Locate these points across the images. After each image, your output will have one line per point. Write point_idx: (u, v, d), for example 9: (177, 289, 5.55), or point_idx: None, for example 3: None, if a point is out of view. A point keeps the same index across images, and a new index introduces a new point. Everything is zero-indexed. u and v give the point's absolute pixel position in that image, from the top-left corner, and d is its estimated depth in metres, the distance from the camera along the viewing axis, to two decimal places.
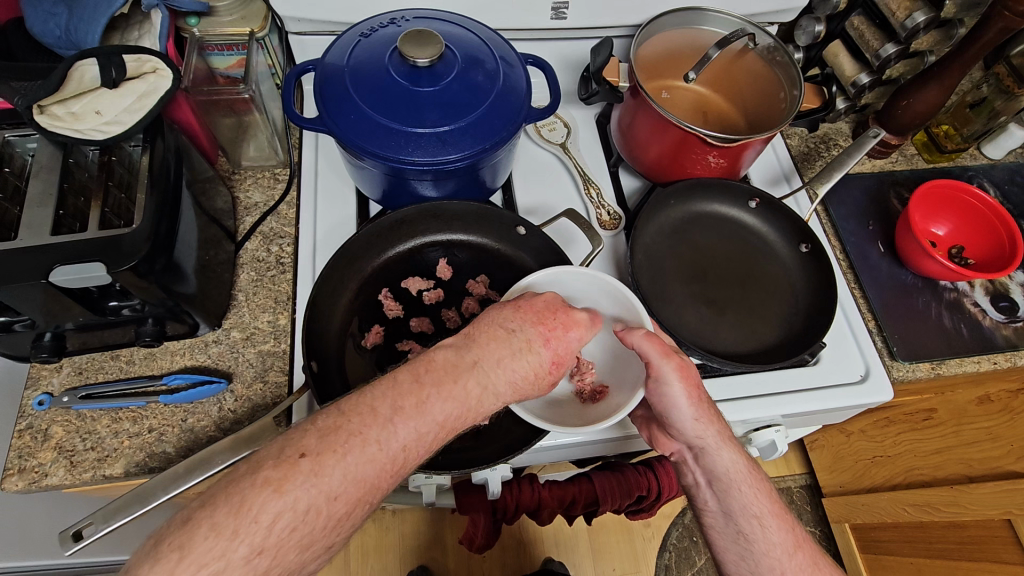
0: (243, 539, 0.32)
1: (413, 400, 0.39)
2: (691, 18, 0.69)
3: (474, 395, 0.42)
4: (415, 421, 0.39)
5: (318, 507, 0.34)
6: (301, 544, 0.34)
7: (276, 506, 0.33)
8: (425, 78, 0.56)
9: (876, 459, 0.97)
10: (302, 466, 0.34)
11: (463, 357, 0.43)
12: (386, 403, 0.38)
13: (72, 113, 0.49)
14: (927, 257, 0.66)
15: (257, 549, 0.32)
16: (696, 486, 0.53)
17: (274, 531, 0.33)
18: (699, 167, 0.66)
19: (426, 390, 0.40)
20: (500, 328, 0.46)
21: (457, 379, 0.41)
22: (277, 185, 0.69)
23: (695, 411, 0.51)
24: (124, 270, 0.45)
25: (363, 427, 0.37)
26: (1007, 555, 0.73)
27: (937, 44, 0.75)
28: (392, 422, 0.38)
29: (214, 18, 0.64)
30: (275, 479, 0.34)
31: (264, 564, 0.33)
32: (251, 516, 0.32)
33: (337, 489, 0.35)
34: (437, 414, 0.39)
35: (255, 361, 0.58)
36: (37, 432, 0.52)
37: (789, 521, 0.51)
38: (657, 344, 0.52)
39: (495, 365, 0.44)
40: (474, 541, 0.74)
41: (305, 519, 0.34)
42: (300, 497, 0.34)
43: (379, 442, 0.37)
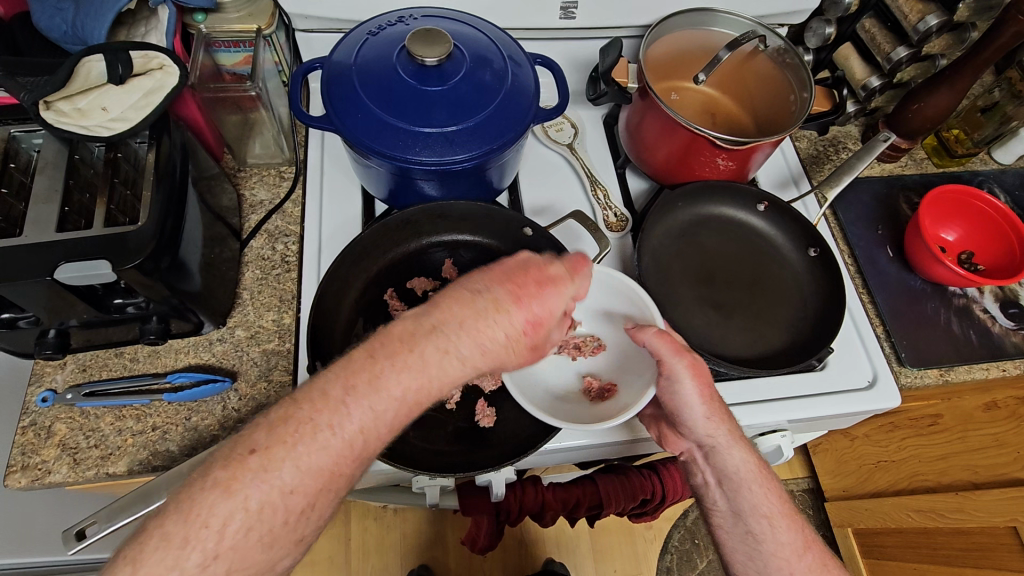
0: (195, 546, 0.32)
1: (365, 376, 0.38)
2: (700, 19, 0.68)
3: (432, 361, 0.39)
4: (381, 412, 0.38)
5: (272, 504, 0.34)
6: (264, 542, 0.34)
7: (226, 507, 0.33)
8: (433, 77, 0.55)
9: (881, 463, 0.97)
10: (251, 464, 0.34)
11: (422, 322, 0.40)
12: (337, 386, 0.37)
13: (78, 109, 0.49)
14: (936, 262, 0.65)
15: (212, 554, 0.33)
16: (705, 485, 0.53)
17: (227, 535, 0.33)
18: (708, 169, 0.65)
19: (379, 362, 0.38)
20: (465, 289, 0.42)
21: (428, 366, 0.39)
22: (282, 183, 0.68)
23: (706, 409, 0.51)
24: (130, 267, 0.45)
25: (314, 414, 0.36)
26: (1011, 562, 0.72)
27: (949, 48, 0.73)
28: (345, 403, 0.37)
29: (220, 15, 0.63)
30: (222, 479, 0.34)
31: (223, 567, 0.33)
32: (200, 521, 0.33)
33: (290, 483, 0.35)
34: (392, 389, 0.38)
35: (260, 360, 0.58)
36: (41, 429, 0.52)
37: (800, 522, 0.50)
38: (670, 342, 0.51)
39: (459, 329, 0.40)
40: (476, 542, 0.73)
41: (258, 517, 0.34)
42: (250, 496, 0.34)
43: (331, 426, 0.36)
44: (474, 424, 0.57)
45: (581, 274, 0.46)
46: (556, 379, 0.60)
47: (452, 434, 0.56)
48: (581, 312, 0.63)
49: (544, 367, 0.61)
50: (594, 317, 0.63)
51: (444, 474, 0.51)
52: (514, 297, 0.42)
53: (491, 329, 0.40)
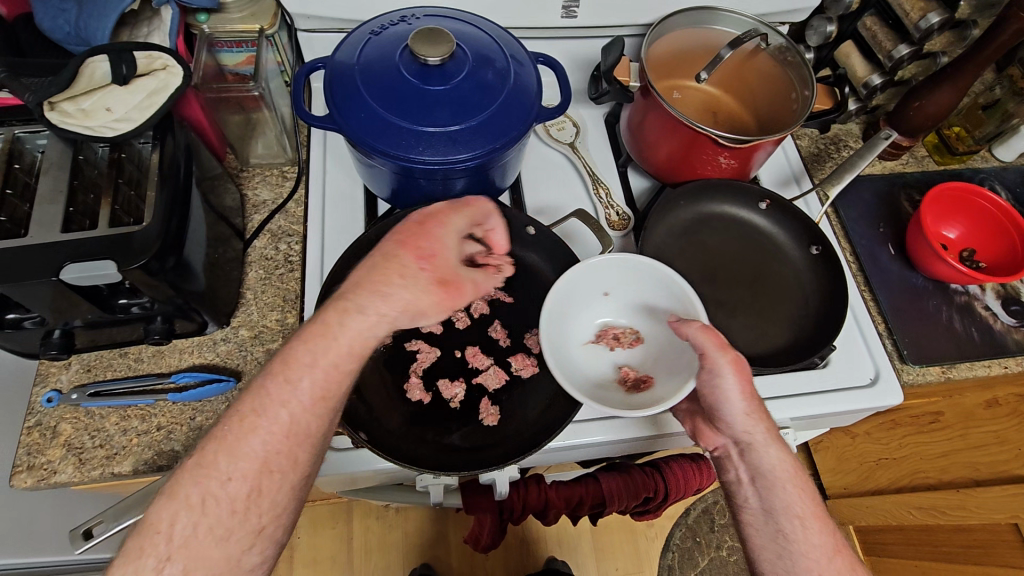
0: (150, 551, 0.36)
1: (281, 361, 0.42)
2: (702, 17, 0.68)
3: (334, 322, 0.43)
4: (298, 382, 0.41)
5: (213, 496, 0.37)
6: (220, 535, 0.37)
7: (172, 510, 0.37)
8: (436, 77, 0.56)
9: (882, 461, 0.95)
10: (189, 467, 0.38)
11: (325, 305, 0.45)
12: (260, 375, 0.41)
13: (82, 110, 0.49)
14: (938, 259, 0.65)
15: (166, 555, 0.36)
16: (737, 482, 0.51)
17: (177, 533, 0.36)
18: (709, 167, 0.65)
19: (292, 346, 0.42)
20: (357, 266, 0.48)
21: (334, 330, 0.43)
22: (285, 183, 0.68)
23: (746, 405, 0.50)
24: (135, 267, 0.45)
25: (240, 407, 0.40)
26: (1013, 559, 0.74)
27: (950, 45, 0.75)
28: (264, 384, 0.41)
29: (224, 15, 0.63)
30: (168, 488, 0.37)
31: (182, 565, 0.36)
32: (153, 528, 0.36)
33: (224, 471, 0.38)
34: (305, 358, 0.42)
35: (264, 360, 0.58)
36: (46, 429, 0.52)
37: (834, 526, 0.47)
38: (714, 337, 0.52)
39: (355, 292, 0.45)
40: (480, 541, 0.73)
41: (204, 511, 0.37)
42: (191, 493, 0.37)
43: (255, 412, 0.40)
44: (478, 423, 0.57)
45: (473, 205, 0.55)
46: (594, 368, 0.61)
47: (456, 433, 0.56)
48: (621, 305, 0.64)
49: (582, 356, 0.61)
50: (634, 310, 0.64)
51: (448, 472, 0.52)
52: (403, 248, 0.49)
53: (388, 278, 0.46)
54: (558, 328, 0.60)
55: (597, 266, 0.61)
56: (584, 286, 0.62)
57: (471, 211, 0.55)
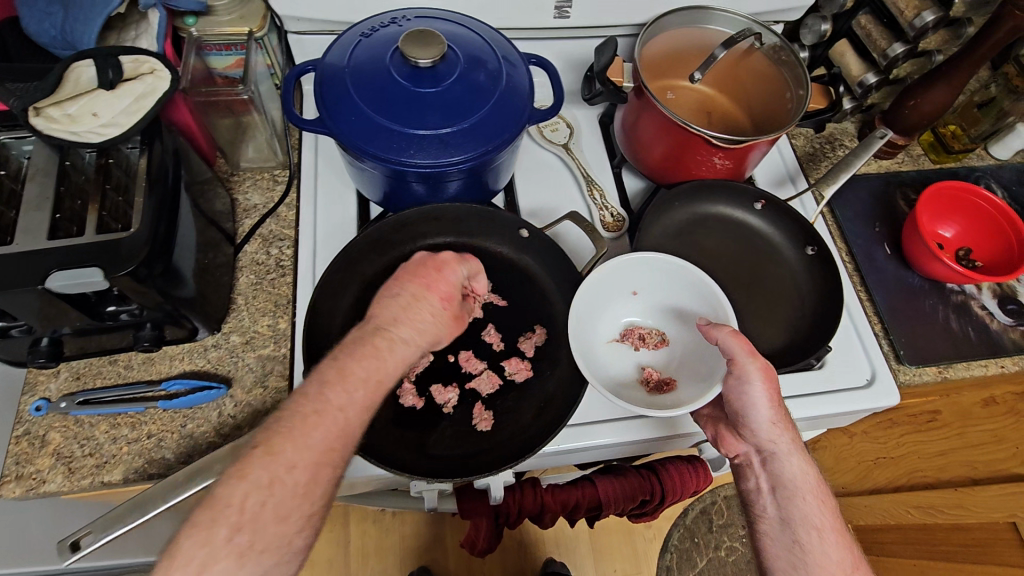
0: (223, 522, 0.36)
1: (333, 370, 0.43)
2: (695, 17, 0.67)
3: (384, 347, 0.46)
4: (352, 394, 0.43)
5: (280, 479, 0.38)
6: (279, 514, 0.38)
7: (241, 489, 0.37)
8: (427, 79, 0.55)
9: (879, 462, 0.89)
10: (257, 454, 0.38)
11: (368, 326, 0.47)
12: (314, 383, 0.43)
13: (68, 115, 0.49)
14: (934, 259, 0.65)
15: (235, 527, 0.36)
16: (757, 491, 0.52)
17: (246, 509, 0.37)
18: (704, 168, 0.65)
19: (341, 360, 0.44)
20: (387, 296, 0.50)
21: (383, 353, 0.46)
22: (276, 187, 0.68)
23: (773, 414, 0.51)
24: (123, 275, 0.44)
25: (302, 407, 0.41)
26: (1011, 557, 0.76)
27: (945, 43, 0.74)
28: (322, 392, 0.42)
29: (212, 18, 0.63)
30: (235, 470, 0.38)
31: (246, 539, 0.36)
32: (223, 504, 0.37)
33: (292, 458, 0.39)
34: (359, 372, 0.44)
35: (255, 365, 0.57)
36: (35, 439, 0.52)
37: (850, 541, 0.48)
38: (745, 343, 0.50)
39: (400, 320, 0.48)
40: (475, 545, 0.72)
41: (271, 491, 0.38)
42: (259, 475, 0.38)
43: (318, 412, 0.41)
44: (471, 428, 0.56)
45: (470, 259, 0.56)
46: (617, 366, 0.61)
47: (449, 439, 0.56)
48: (648, 305, 0.64)
49: (606, 354, 0.61)
50: (660, 311, 0.64)
51: (442, 479, 0.51)
52: (425, 287, 0.51)
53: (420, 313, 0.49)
54: (584, 324, 0.59)
55: (627, 264, 0.60)
56: (613, 284, 0.61)
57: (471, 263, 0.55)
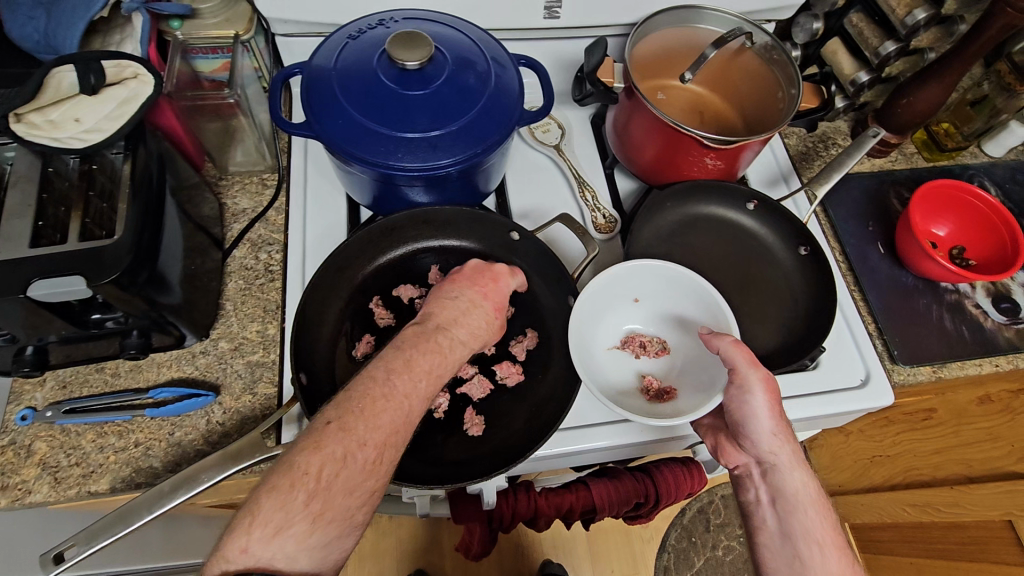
0: (299, 488, 0.37)
1: (399, 360, 0.45)
2: (687, 16, 0.66)
3: (445, 345, 0.48)
4: (417, 383, 0.44)
5: (352, 452, 0.39)
6: (348, 487, 0.38)
7: (317, 459, 0.38)
8: (415, 81, 0.54)
9: (876, 459, 0.93)
10: (330, 428, 0.39)
11: (427, 325, 0.49)
12: (380, 368, 0.44)
13: (50, 121, 0.48)
14: (928, 258, 0.64)
15: (311, 494, 0.37)
16: (757, 503, 0.51)
17: (321, 478, 0.37)
18: (696, 168, 0.64)
19: (405, 352, 0.46)
20: (445, 298, 0.52)
21: (443, 351, 0.47)
22: (265, 191, 0.67)
23: (774, 424, 0.50)
24: (106, 283, 0.44)
25: (371, 389, 0.42)
26: (1008, 555, 0.74)
27: (938, 41, 0.73)
28: (389, 378, 0.43)
29: (197, 21, 0.62)
30: (309, 443, 0.39)
31: (320, 507, 0.37)
32: (300, 471, 0.37)
33: (364, 435, 0.40)
34: (422, 365, 0.45)
35: (244, 372, 0.57)
36: (21, 449, 0.51)
37: (855, 559, 0.46)
38: (745, 352, 0.51)
39: (457, 323, 0.50)
40: (470, 549, 0.72)
41: (344, 463, 0.38)
42: (334, 447, 0.38)
43: (387, 394, 0.42)
44: (463, 433, 0.56)
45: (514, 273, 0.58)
46: (617, 374, 0.60)
47: (441, 444, 0.55)
48: (649, 313, 0.64)
49: (605, 361, 0.61)
50: (662, 319, 0.63)
51: (432, 485, 0.51)
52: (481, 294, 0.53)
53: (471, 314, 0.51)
54: (585, 329, 0.59)
55: (629, 271, 0.60)
56: (614, 291, 0.61)
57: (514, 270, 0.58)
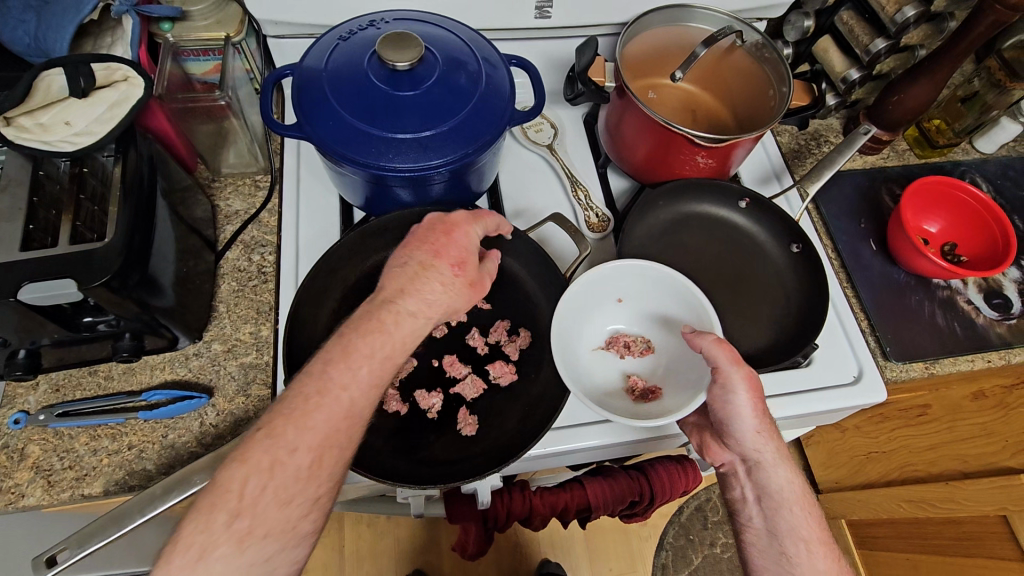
0: (221, 507, 0.37)
1: (340, 349, 0.43)
2: (678, 15, 0.67)
3: (389, 321, 0.45)
4: (357, 372, 0.42)
5: (280, 463, 0.38)
6: (280, 499, 0.38)
7: (241, 473, 0.38)
8: (405, 81, 0.54)
9: (871, 454, 0.96)
10: (257, 438, 0.39)
11: (375, 300, 0.47)
12: (321, 361, 0.43)
13: (40, 124, 0.48)
14: (919, 255, 0.65)
15: (235, 511, 0.37)
16: (742, 500, 0.51)
17: (246, 492, 0.37)
18: (687, 167, 0.65)
19: (348, 336, 0.44)
20: (393, 266, 0.49)
21: (387, 327, 0.45)
22: (258, 192, 0.67)
23: (757, 423, 0.50)
24: (97, 286, 0.44)
25: (304, 388, 0.41)
26: (999, 550, 0.73)
27: (928, 38, 0.72)
28: (325, 371, 0.42)
29: (188, 23, 0.63)
30: (237, 454, 0.38)
31: (246, 524, 0.37)
32: (223, 488, 0.37)
33: (293, 442, 0.39)
34: (365, 350, 0.43)
35: (238, 374, 0.57)
36: (14, 452, 0.51)
37: (837, 551, 0.48)
38: (728, 351, 0.50)
39: (404, 293, 0.46)
40: (466, 548, 0.72)
41: (272, 475, 0.38)
42: (259, 458, 0.38)
43: (319, 391, 0.41)
44: (456, 433, 0.56)
45: (485, 217, 0.53)
46: (603, 375, 0.61)
47: (434, 443, 0.55)
48: (633, 313, 0.64)
49: (591, 361, 0.61)
50: (647, 319, 0.63)
51: (426, 485, 0.51)
52: (434, 254, 0.49)
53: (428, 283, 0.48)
54: (570, 331, 0.59)
55: (612, 272, 0.60)
56: (598, 292, 0.61)
57: (485, 221, 0.53)
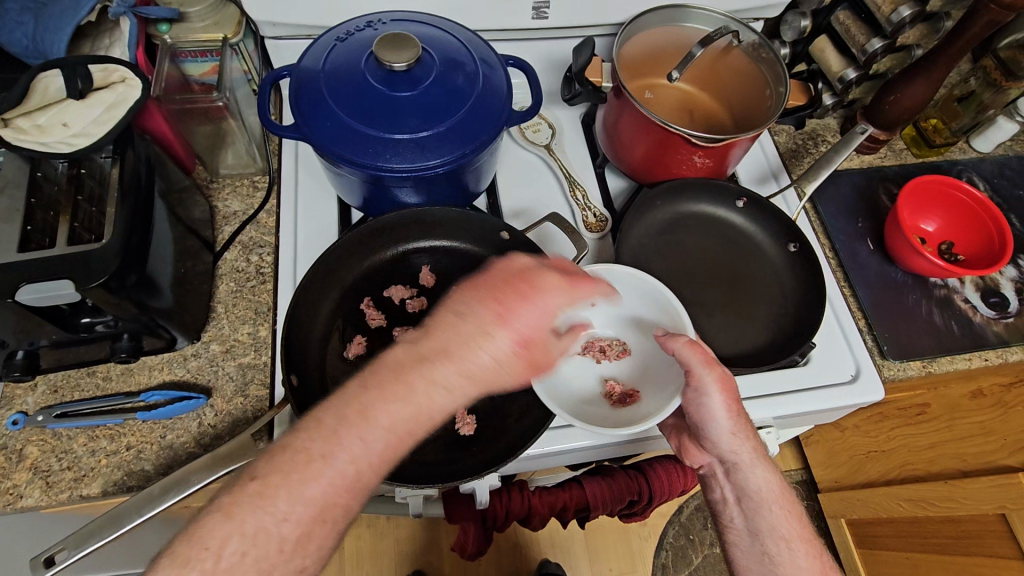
0: (194, 566, 0.33)
1: (355, 407, 0.38)
2: (673, 15, 0.67)
3: (421, 389, 0.39)
4: (370, 444, 0.38)
5: (266, 530, 0.34)
6: (260, 568, 0.34)
7: (223, 530, 0.34)
8: (403, 82, 0.55)
9: (870, 454, 0.96)
10: (248, 490, 0.35)
11: (415, 351, 0.41)
12: (332, 414, 0.38)
13: (38, 126, 0.48)
14: (916, 254, 0.65)
15: (209, 575, 0.33)
16: (723, 502, 0.52)
17: (223, 557, 0.33)
18: (684, 167, 0.65)
19: (368, 394, 0.39)
20: (450, 315, 0.44)
21: (414, 395, 0.39)
22: (256, 193, 0.67)
23: (733, 424, 0.50)
24: (94, 287, 0.44)
25: (308, 443, 0.37)
26: (999, 548, 0.74)
27: (924, 38, 0.73)
28: (336, 432, 0.37)
29: (186, 24, 0.63)
30: (224, 504, 0.35)
31: None
32: (201, 544, 0.33)
33: (285, 510, 0.35)
34: (383, 420, 0.38)
35: (236, 374, 0.57)
36: (12, 453, 0.51)
37: (819, 549, 0.49)
38: (701, 352, 0.49)
39: (450, 362, 0.41)
40: (465, 548, 0.72)
41: (256, 541, 0.34)
42: (247, 520, 0.34)
43: (324, 458, 0.37)
44: (454, 433, 0.56)
45: (574, 288, 0.49)
46: (580, 380, 0.60)
47: (432, 444, 0.55)
48: (606, 315, 0.63)
49: (567, 367, 0.60)
50: (621, 321, 0.63)
51: (424, 485, 0.51)
52: (499, 322, 0.44)
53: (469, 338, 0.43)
54: None
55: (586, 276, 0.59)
56: None
57: (576, 292, 0.49)
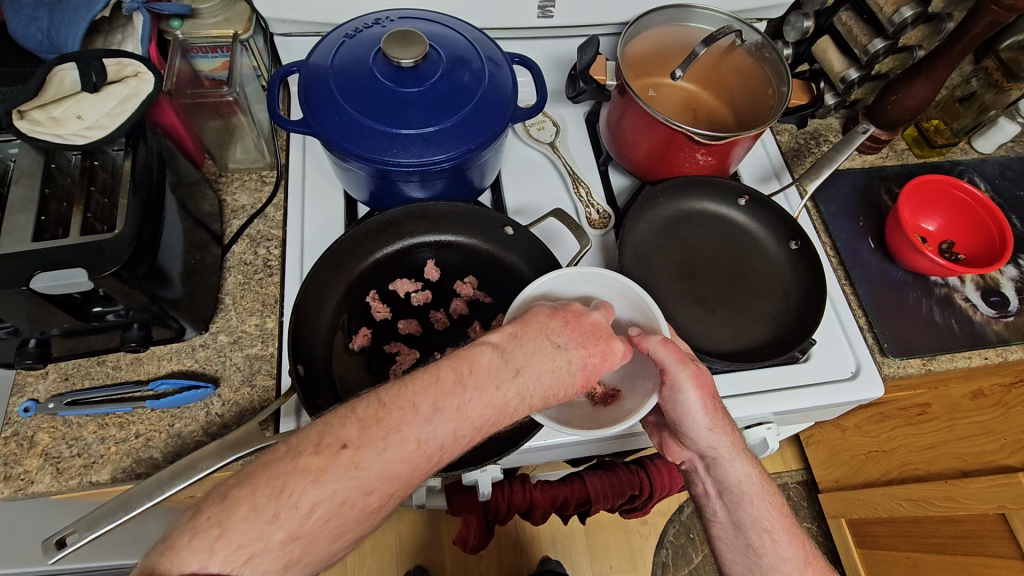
0: (282, 524, 0.30)
1: (454, 402, 0.36)
2: (677, 15, 0.69)
3: (511, 404, 0.38)
4: (460, 439, 0.36)
5: (353, 500, 0.32)
6: (334, 533, 0.32)
7: (315, 495, 0.31)
8: (410, 79, 0.56)
9: (871, 454, 0.97)
10: (342, 459, 0.32)
11: (508, 362, 0.39)
12: (426, 398, 0.35)
13: (53, 118, 0.49)
14: (916, 252, 0.65)
15: (293, 535, 0.30)
16: (705, 496, 0.52)
17: (311, 519, 0.31)
18: (688, 164, 0.65)
19: (467, 393, 0.36)
20: (546, 340, 0.42)
21: (506, 407, 0.38)
22: (264, 187, 0.68)
23: (709, 419, 0.50)
24: (107, 275, 0.45)
25: (402, 425, 0.34)
26: (999, 547, 0.74)
27: (925, 39, 0.75)
28: (431, 420, 0.34)
29: (197, 20, 0.64)
30: (314, 467, 0.32)
31: (297, 550, 0.31)
32: (290, 502, 0.30)
33: (371, 484, 0.32)
34: (475, 417, 0.36)
35: (243, 365, 0.58)
36: (23, 440, 0.52)
37: (801, 538, 0.49)
38: (673, 350, 0.49)
39: (536, 380, 0.39)
40: (467, 542, 0.74)
41: (340, 511, 0.32)
42: (337, 490, 0.31)
43: (417, 441, 0.34)
44: None
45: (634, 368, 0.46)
46: None
47: None
48: None
49: None
50: None
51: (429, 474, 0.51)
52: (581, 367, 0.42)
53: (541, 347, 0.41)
54: None
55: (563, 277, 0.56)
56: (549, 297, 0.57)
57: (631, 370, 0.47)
